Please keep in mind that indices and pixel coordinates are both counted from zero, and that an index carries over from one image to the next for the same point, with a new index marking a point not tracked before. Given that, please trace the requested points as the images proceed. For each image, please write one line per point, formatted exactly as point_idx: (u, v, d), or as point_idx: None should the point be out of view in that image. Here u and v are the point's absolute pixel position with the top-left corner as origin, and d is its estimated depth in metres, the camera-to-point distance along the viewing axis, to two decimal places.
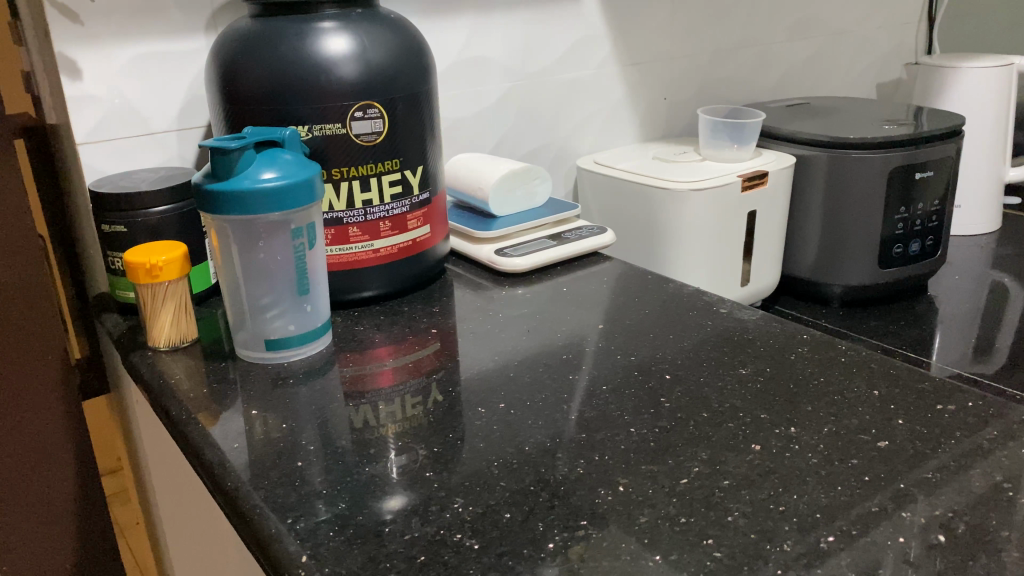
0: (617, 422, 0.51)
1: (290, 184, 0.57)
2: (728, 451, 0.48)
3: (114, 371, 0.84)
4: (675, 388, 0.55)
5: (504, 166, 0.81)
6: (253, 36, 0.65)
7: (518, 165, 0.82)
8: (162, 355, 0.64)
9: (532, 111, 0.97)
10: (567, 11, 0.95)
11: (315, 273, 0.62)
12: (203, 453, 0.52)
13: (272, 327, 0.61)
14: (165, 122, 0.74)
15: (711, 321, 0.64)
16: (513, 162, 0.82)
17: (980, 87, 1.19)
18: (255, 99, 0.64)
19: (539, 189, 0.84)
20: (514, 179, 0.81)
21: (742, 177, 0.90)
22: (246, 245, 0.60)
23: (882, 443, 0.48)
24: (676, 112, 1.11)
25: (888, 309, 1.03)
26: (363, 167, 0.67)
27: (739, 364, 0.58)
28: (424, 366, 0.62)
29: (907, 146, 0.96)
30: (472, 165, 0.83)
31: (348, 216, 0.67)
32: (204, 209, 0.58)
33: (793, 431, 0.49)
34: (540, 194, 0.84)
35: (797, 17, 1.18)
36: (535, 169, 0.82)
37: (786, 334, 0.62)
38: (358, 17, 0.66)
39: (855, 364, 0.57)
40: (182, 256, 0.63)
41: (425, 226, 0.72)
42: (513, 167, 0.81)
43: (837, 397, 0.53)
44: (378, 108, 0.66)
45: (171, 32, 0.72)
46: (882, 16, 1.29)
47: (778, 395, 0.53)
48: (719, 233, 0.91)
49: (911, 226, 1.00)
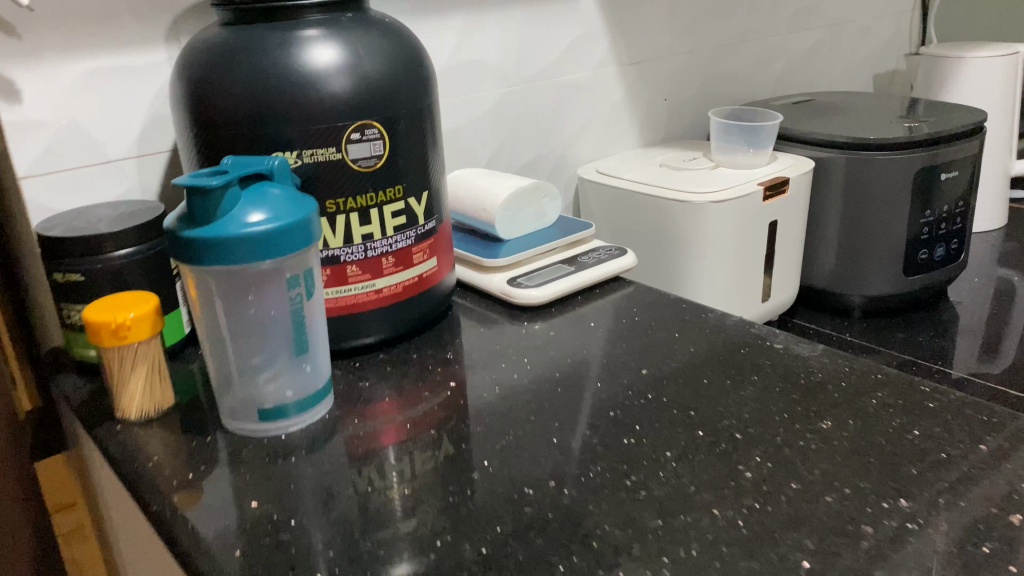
0: (695, 501, 0.43)
1: (284, 227, 0.48)
2: (837, 537, 0.40)
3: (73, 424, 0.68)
4: (752, 451, 0.47)
5: (512, 183, 0.72)
6: (227, 48, 0.55)
7: (526, 181, 0.73)
8: (134, 427, 0.54)
9: (529, 118, 0.88)
10: (564, 8, 0.87)
11: (314, 325, 0.53)
12: (195, 563, 0.42)
13: (267, 393, 0.52)
14: (123, 148, 0.64)
15: (769, 360, 0.57)
16: (521, 178, 0.74)
17: (986, 77, 1.13)
18: (232, 121, 0.55)
19: (548, 206, 0.75)
20: (523, 197, 0.73)
21: (763, 185, 0.83)
22: (232, 299, 0.50)
23: (1013, 518, 0.40)
24: (677, 112, 1.03)
25: (911, 316, 0.97)
26: (362, 197, 0.58)
27: (816, 416, 0.50)
28: (421, 424, 0.53)
29: (931, 146, 0.89)
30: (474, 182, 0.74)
31: (346, 253, 0.58)
32: (180, 260, 0.48)
33: (906, 506, 0.42)
34: (550, 211, 0.76)
35: (796, 9, 1.11)
36: (545, 184, 0.74)
37: (858, 373, 0.54)
38: (349, 22, 0.57)
39: (947, 409, 0.50)
40: (154, 310, 0.53)
41: (432, 259, 0.63)
42: (522, 183, 0.73)
43: (941, 456, 0.46)
44: (378, 128, 0.57)
45: (126, 43, 0.62)
46: (879, 4, 1.23)
47: (873, 456, 0.46)
48: (741, 245, 0.84)
49: (935, 229, 0.93)
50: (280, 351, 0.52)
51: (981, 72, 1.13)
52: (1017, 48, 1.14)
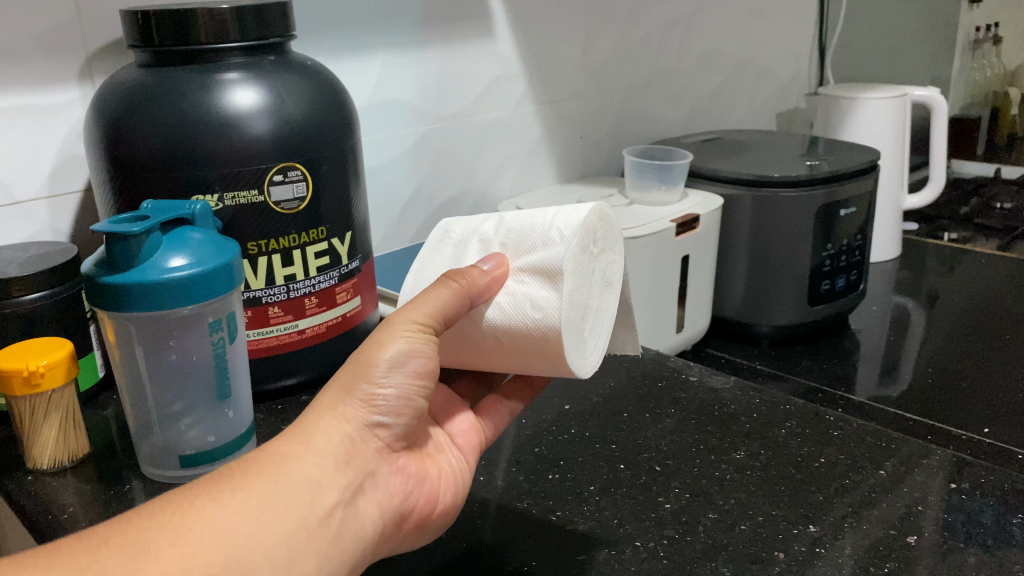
0: (616, 535, 0.45)
1: (203, 272, 0.47)
2: (749, 562, 0.43)
3: (25, 432, 0.53)
4: (670, 482, 0.49)
5: (547, 257, 0.47)
6: (143, 89, 0.55)
7: (538, 238, 0.48)
8: (46, 477, 0.54)
9: (448, 153, 0.90)
10: (483, 48, 0.89)
11: (236, 370, 0.53)
12: None
13: (188, 439, 0.52)
14: (32, 189, 0.63)
15: (684, 393, 0.60)
16: (510, 240, 0.49)
17: (879, 117, 1.20)
18: (148, 164, 0.55)
19: (616, 249, 0.52)
20: (574, 285, 0.47)
21: (676, 221, 0.86)
22: (152, 344, 0.50)
23: (911, 539, 0.44)
24: (592, 149, 1.07)
25: (815, 345, 1.02)
26: (285, 238, 0.59)
27: (731, 447, 0.53)
28: None
29: (830, 183, 0.94)
30: (410, 285, 0.52)
31: (268, 294, 0.60)
32: (101, 307, 0.48)
33: (815, 531, 0.45)
34: (616, 227, 0.52)
35: (701, 54, 1.19)
36: (585, 220, 0.47)
37: (768, 404, 0.58)
38: (270, 65, 0.58)
39: (850, 437, 0.54)
40: (68, 357, 0.52)
41: (408, 489, 0.44)
42: (565, 269, 0.46)
43: (845, 481, 0.50)
44: (301, 169, 0.58)
45: (36, 82, 0.61)
46: (776, 49, 1.33)
47: (784, 486, 0.49)
48: (656, 281, 0.87)
49: (836, 261, 0.99)
50: (197, 385, 0.52)
51: (875, 113, 1.20)
52: (905, 90, 1.22)
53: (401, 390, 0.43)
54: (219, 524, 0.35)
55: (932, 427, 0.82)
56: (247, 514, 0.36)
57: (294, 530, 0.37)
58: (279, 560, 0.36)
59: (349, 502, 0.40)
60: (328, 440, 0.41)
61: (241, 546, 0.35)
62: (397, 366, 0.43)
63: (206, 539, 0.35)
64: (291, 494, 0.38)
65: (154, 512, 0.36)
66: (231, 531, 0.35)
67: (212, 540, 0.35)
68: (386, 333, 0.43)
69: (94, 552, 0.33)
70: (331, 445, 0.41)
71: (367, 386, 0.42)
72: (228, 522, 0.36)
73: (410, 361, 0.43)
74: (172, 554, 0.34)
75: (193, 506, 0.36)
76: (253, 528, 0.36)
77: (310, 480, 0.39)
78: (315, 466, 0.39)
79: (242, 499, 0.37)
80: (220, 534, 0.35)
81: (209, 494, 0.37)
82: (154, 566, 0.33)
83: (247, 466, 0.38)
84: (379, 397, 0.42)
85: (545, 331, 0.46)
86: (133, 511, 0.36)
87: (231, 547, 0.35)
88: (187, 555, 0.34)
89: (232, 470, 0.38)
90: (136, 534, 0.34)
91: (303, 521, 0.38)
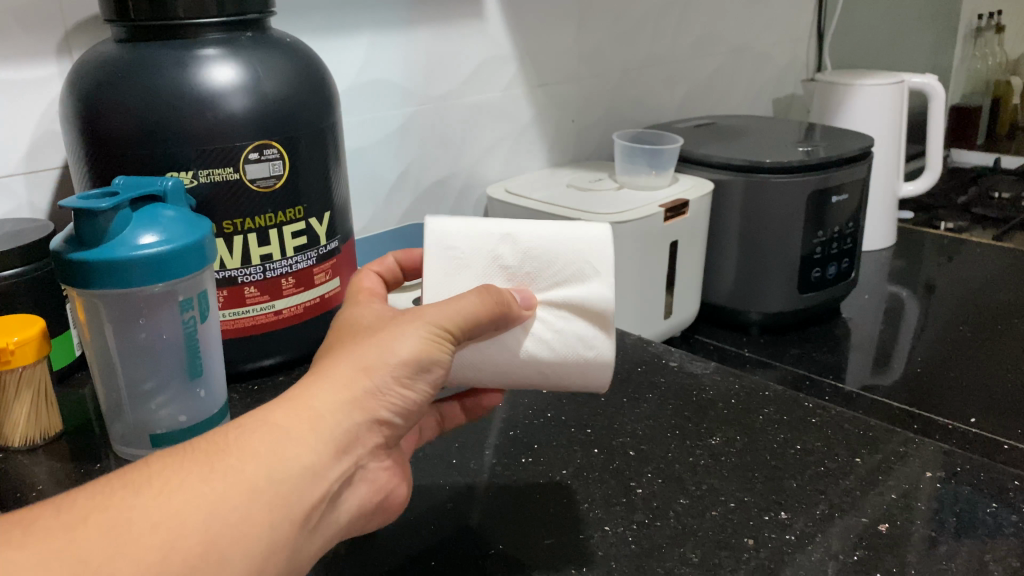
0: (585, 519, 0.45)
1: (173, 249, 0.47)
2: (720, 549, 0.42)
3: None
4: (643, 468, 0.49)
5: (592, 292, 0.46)
6: (118, 65, 0.54)
7: (568, 264, 0.47)
8: (18, 456, 0.53)
9: (436, 136, 0.89)
10: (472, 29, 0.88)
11: (207, 349, 0.53)
12: None
13: (160, 419, 0.52)
14: (9, 165, 0.62)
15: (663, 378, 0.59)
16: (532, 255, 0.47)
17: (875, 104, 1.19)
18: (124, 141, 0.54)
19: None
20: None
21: (665, 207, 0.85)
22: (123, 322, 0.50)
23: (883, 526, 0.44)
24: (584, 133, 1.06)
25: (805, 333, 1.02)
26: (261, 217, 0.58)
27: (707, 432, 0.53)
28: None
29: (822, 169, 0.94)
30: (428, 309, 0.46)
31: (243, 274, 0.59)
32: (69, 283, 0.47)
33: (785, 517, 0.45)
34: None
35: (696, 38, 1.18)
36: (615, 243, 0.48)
37: (746, 390, 0.58)
38: (249, 42, 0.57)
39: (827, 424, 0.54)
40: (40, 334, 0.51)
41: (388, 483, 0.44)
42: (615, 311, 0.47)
43: (820, 468, 0.49)
44: (277, 147, 0.57)
45: (12, 56, 0.60)
46: (774, 34, 1.31)
47: (759, 473, 0.48)
48: (644, 266, 0.86)
49: (827, 249, 0.98)
50: (169, 364, 0.51)
51: (871, 99, 1.19)
52: (902, 77, 1.21)
53: (415, 392, 0.42)
54: (207, 512, 0.34)
55: (919, 416, 0.81)
56: (236, 502, 0.35)
57: (279, 523, 0.36)
58: (258, 555, 0.35)
59: (336, 495, 0.39)
60: (336, 428, 0.39)
61: (224, 536, 0.34)
62: (419, 368, 0.42)
63: (194, 528, 0.33)
64: (286, 480, 0.36)
65: (141, 489, 0.34)
66: (218, 520, 0.34)
67: (199, 531, 0.33)
68: (413, 331, 0.42)
69: (76, 535, 0.31)
70: (337, 434, 0.39)
71: (388, 380, 0.41)
72: (216, 510, 0.34)
73: (429, 365, 0.42)
74: (156, 541, 0.32)
75: (181, 488, 0.34)
76: (241, 518, 0.34)
77: (308, 470, 0.37)
78: (315, 454, 0.38)
79: (236, 483, 0.35)
80: (206, 523, 0.33)
81: (199, 475, 0.35)
82: (135, 554, 0.32)
83: (244, 443, 0.36)
84: (395, 394, 0.41)
85: (589, 367, 0.47)
86: (114, 482, 0.34)
87: (215, 538, 0.33)
88: (170, 542, 0.32)
89: (227, 445, 0.36)
90: (119, 514, 0.32)
91: (290, 514, 0.36)
